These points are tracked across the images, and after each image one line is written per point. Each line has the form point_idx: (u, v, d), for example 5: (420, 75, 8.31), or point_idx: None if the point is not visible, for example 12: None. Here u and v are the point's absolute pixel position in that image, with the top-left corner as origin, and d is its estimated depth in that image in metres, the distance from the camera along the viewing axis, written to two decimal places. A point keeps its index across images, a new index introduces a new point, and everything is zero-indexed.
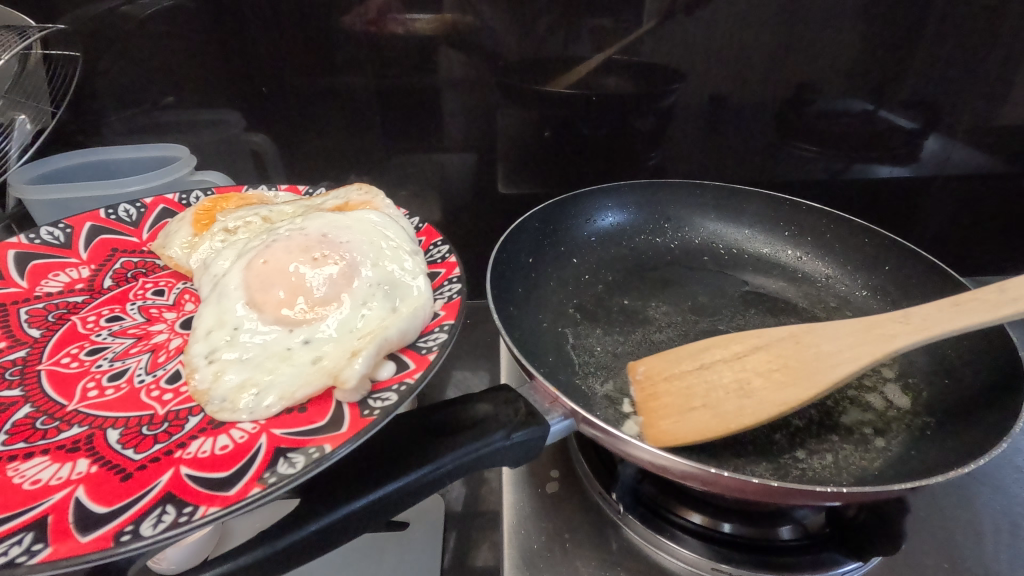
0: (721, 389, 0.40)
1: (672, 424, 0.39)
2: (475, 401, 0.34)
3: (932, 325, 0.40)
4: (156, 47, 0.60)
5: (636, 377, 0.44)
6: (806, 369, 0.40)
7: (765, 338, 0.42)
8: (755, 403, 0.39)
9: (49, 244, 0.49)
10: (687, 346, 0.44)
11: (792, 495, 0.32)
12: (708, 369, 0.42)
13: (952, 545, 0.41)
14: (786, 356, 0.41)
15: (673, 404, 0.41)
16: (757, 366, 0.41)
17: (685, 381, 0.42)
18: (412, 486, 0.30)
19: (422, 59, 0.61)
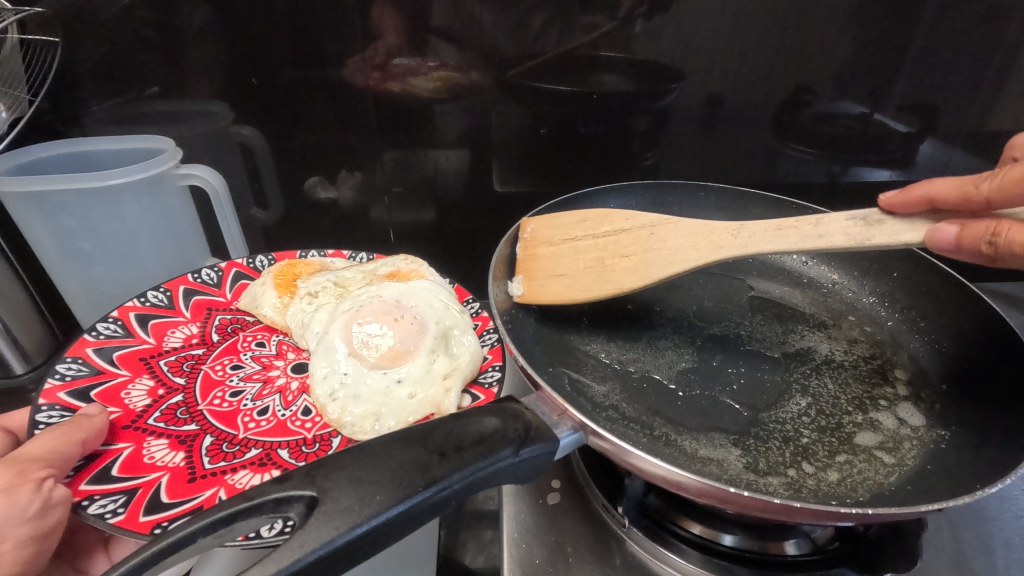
0: (579, 259, 0.47)
1: (534, 281, 0.47)
2: (480, 413, 0.30)
3: (755, 246, 0.44)
4: (137, 34, 0.57)
5: (524, 236, 0.49)
6: (641, 257, 0.46)
7: (630, 223, 0.48)
8: (598, 279, 0.46)
9: (157, 305, 0.58)
10: (573, 215, 0.49)
11: (800, 513, 0.30)
12: (577, 243, 0.48)
13: (963, 557, 0.40)
14: (638, 246, 0.47)
15: (536, 266, 0.48)
16: (610, 247, 0.47)
17: (553, 246, 0.48)
18: (418, 509, 0.26)
19: (414, 53, 0.59)
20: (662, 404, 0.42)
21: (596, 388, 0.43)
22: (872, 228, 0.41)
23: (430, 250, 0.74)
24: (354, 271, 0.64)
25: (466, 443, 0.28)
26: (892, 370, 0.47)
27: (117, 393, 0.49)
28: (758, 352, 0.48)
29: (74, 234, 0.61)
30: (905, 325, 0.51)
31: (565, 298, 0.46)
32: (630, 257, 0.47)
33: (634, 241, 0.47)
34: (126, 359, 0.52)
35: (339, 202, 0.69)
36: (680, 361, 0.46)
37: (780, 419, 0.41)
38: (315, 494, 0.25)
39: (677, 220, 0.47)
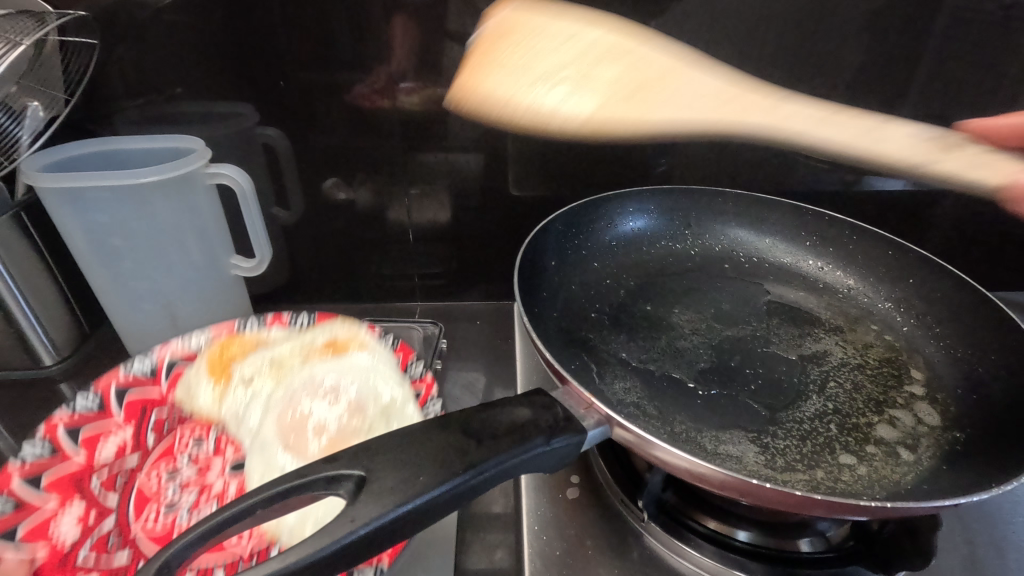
0: (557, 49, 0.51)
1: (480, 80, 0.49)
2: (514, 403, 0.32)
3: (782, 115, 0.52)
4: (168, 36, 0.59)
5: (500, 16, 0.51)
6: (656, 87, 0.52)
7: (646, 54, 0.53)
8: (575, 107, 0.50)
9: (88, 412, 0.48)
10: (549, 23, 0.51)
11: (816, 505, 0.31)
12: (554, 32, 0.51)
13: (975, 557, 0.41)
14: (657, 75, 0.52)
15: (574, 70, 0.51)
16: (597, 53, 0.51)
17: (543, 48, 0.50)
18: (457, 492, 0.27)
19: (435, 58, 0.61)
20: (681, 404, 0.43)
21: (616, 388, 0.44)
22: (948, 153, 0.51)
23: (448, 252, 0.75)
24: (293, 344, 0.56)
25: (500, 430, 0.30)
26: (907, 372, 0.48)
27: (44, 529, 0.40)
28: (775, 354, 0.49)
29: (105, 230, 0.62)
30: (919, 331, 0.52)
31: (518, 123, 0.49)
32: (649, 83, 0.52)
33: (650, 67, 0.52)
34: (55, 483, 0.43)
35: (356, 203, 0.70)
36: (698, 361, 0.47)
37: (796, 418, 0.42)
38: (363, 474, 0.27)
39: (697, 74, 0.53)
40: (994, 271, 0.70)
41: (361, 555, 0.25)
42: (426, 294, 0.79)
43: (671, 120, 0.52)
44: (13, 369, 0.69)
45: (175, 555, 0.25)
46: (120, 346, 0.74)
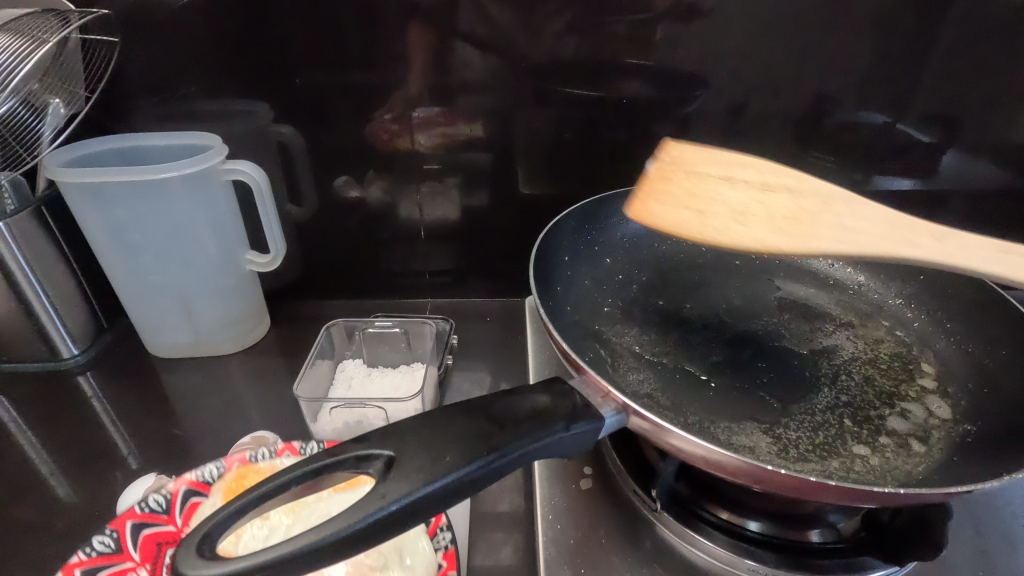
0: (740, 200, 0.50)
1: (661, 204, 0.49)
2: (533, 391, 0.32)
3: (950, 241, 0.48)
4: (186, 35, 0.61)
5: (667, 157, 0.51)
6: (821, 219, 0.50)
7: (801, 197, 0.50)
8: (721, 230, 0.48)
9: (103, 554, 0.40)
10: (726, 155, 0.51)
11: (829, 491, 0.32)
12: (734, 181, 0.50)
13: (984, 548, 0.42)
14: (804, 208, 0.50)
15: (752, 181, 0.50)
16: (772, 198, 0.50)
17: (708, 197, 0.49)
18: (479, 475, 0.28)
19: (448, 58, 0.61)
20: (694, 395, 0.43)
21: (630, 379, 0.45)
22: None
23: (459, 250, 0.76)
24: None
25: (520, 416, 0.31)
26: (917, 367, 0.49)
27: None
28: (786, 348, 0.49)
29: (125, 224, 0.64)
30: (929, 326, 0.53)
31: (691, 237, 0.47)
32: (794, 219, 0.49)
33: (806, 204, 0.50)
34: None
35: (369, 201, 0.71)
36: (710, 354, 0.48)
37: (808, 410, 0.43)
38: (392, 454, 0.28)
39: (859, 202, 0.50)
40: None
41: (389, 531, 0.26)
42: (437, 291, 0.80)
43: (820, 250, 0.48)
44: (32, 361, 0.70)
45: (216, 526, 0.26)
46: (136, 339, 0.75)
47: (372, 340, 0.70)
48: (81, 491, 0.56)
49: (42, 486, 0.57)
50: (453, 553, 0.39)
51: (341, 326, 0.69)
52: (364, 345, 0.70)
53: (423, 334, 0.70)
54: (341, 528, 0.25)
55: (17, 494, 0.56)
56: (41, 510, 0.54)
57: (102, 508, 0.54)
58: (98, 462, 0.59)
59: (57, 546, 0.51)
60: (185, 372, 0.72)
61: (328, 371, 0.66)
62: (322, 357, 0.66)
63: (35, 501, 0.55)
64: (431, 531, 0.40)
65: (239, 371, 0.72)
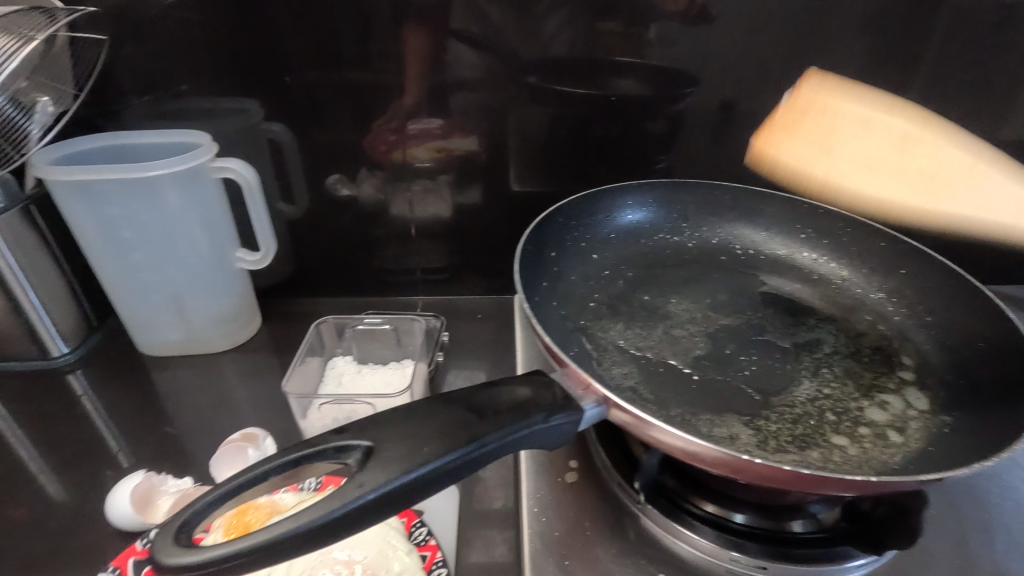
0: (879, 143, 0.54)
1: (790, 138, 0.54)
2: (513, 383, 0.33)
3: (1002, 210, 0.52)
4: (176, 34, 0.61)
5: (812, 85, 0.54)
6: (954, 180, 0.53)
7: (942, 151, 0.53)
8: (923, 193, 0.53)
9: None
10: (871, 93, 0.55)
11: (806, 480, 0.32)
12: (880, 120, 0.54)
13: (963, 539, 0.42)
14: (944, 163, 0.53)
15: (893, 137, 0.54)
16: (920, 156, 0.53)
17: (845, 133, 0.54)
18: (457, 465, 0.29)
19: (438, 56, 0.62)
20: (677, 388, 0.44)
21: (614, 373, 0.45)
22: None
23: (451, 247, 0.76)
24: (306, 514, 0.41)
25: (501, 407, 0.31)
26: (898, 359, 0.50)
27: None
28: (769, 341, 0.50)
29: (113, 222, 0.64)
30: (911, 320, 0.54)
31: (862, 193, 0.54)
32: (929, 173, 0.53)
33: (941, 162, 0.53)
34: None
35: (360, 198, 0.72)
36: (694, 348, 0.48)
37: (788, 402, 0.43)
38: (370, 445, 0.29)
39: (993, 173, 0.52)
40: (987, 264, 0.71)
41: (365, 519, 0.27)
42: (428, 288, 0.80)
43: (958, 207, 0.52)
44: (23, 361, 0.70)
45: (195, 514, 0.27)
46: (127, 337, 0.75)
47: (363, 337, 0.70)
48: (72, 488, 0.56)
49: (32, 484, 0.57)
50: (435, 543, 0.41)
51: (330, 324, 0.69)
52: (354, 341, 0.70)
53: (413, 330, 0.70)
54: (316, 514, 0.26)
55: (9, 493, 0.56)
56: (32, 508, 0.54)
57: (93, 505, 0.54)
58: (89, 461, 0.59)
59: (48, 544, 0.51)
60: (176, 370, 0.72)
61: (318, 368, 0.66)
62: (312, 354, 0.66)
63: (25, 498, 0.55)
64: (408, 530, 0.42)
65: (231, 369, 0.72)
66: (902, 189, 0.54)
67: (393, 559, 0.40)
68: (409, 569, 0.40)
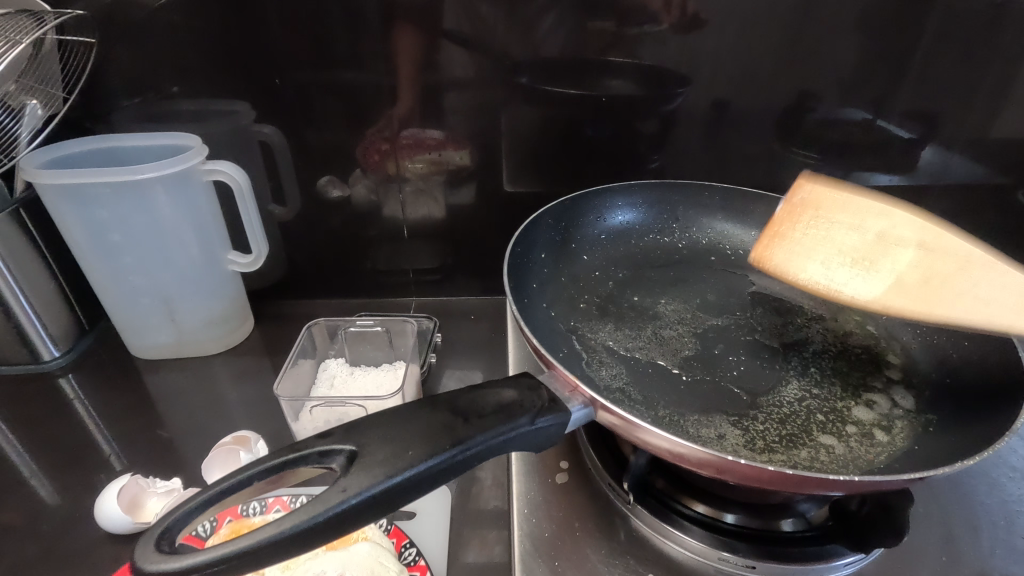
0: (871, 244, 0.50)
1: (782, 246, 0.52)
2: (498, 386, 0.33)
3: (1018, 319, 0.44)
4: (166, 36, 0.61)
5: (804, 194, 0.51)
6: (959, 279, 0.47)
7: (944, 248, 0.48)
8: (914, 292, 0.48)
9: None
10: (862, 205, 0.50)
11: (791, 481, 0.33)
12: (861, 242, 0.50)
13: (950, 535, 0.43)
14: (945, 270, 0.48)
15: (882, 233, 0.50)
16: (925, 264, 0.48)
17: (838, 217, 0.50)
18: (441, 468, 0.29)
19: (431, 57, 0.62)
20: (665, 388, 0.44)
21: (603, 374, 0.45)
22: None
23: (444, 248, 0.77)
24: None
25: (486, 410, 0.31)
26: (884, 359, 0.50)
27: None
28: (756, 341, 0.50)
29: (103, 226, 0.64)
30: (899, 319, 0.54)
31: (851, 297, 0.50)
32: (934, 282, 0.48)
33: (942, 263, 0.48)
34: None
35: (353, 199, 0.72)
36: (683, 349, 0.48)
37: (777, 402, 0.43)
38: (354, 449, 0.29)
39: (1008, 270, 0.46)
40: None
41: (349, 522, 0.27)
42: (422, 290, 0.81)
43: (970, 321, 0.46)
44: (14, 365, 0.70)
45: (176, 521, 0.27)
46: (120, 340, 0.75)
47: (355, 339, 0.70)
48: (64, 491, 0.56)
49: (23, 488, 0.57)
50: (423, 564, 0.41)
51: (322, 326, 0.69)
52: (347, 343, 0.70)
53: (405, 332, 0.69)
54: (300, 519, 0.26)
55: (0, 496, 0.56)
56: (24, 511, 0.54)
57: (85, 508, 0.54)
58: (81, 465, 0.59)
59: (39, 547, 0.51)
60: (169, 373, 0.72)
61: (311, 370, 0.66)
62: (304, 356, 0.66)
63: (16, 502, 0.55)
64: (397, 551, 0.42)
65: (223, 370, 0.72)
66: (896, 293, 0.49)
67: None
68: None
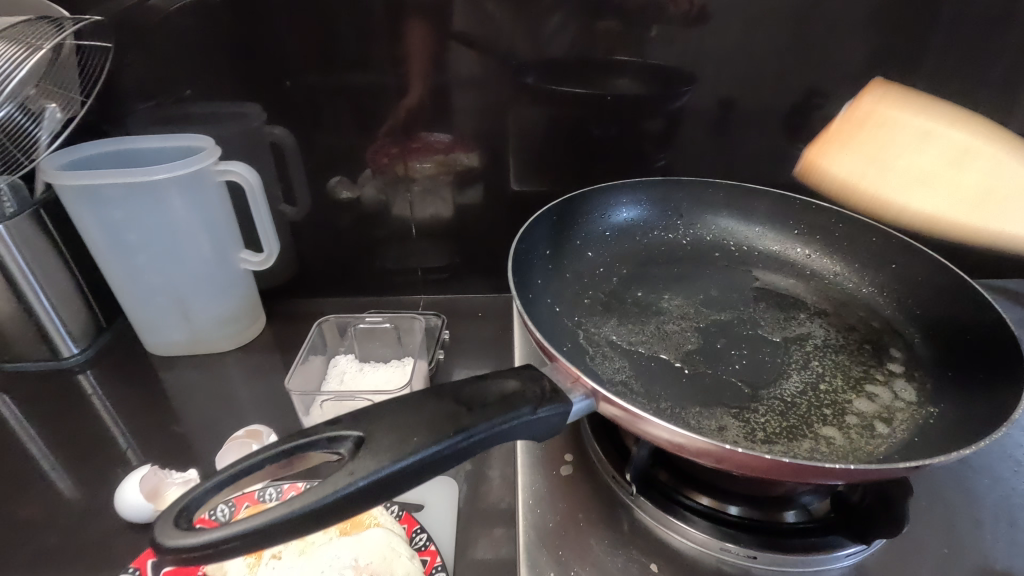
0: (923, 139, 0.55)
1: (840, 151, 0.56)
2: (501, 376, 0.34)
3: (1022, 220, 0.53)
4: (182, 40, 0.62)
5: (873, 96, 0.56)
6: (1002, 199, 0.53)
7: (993, 160, 0.53)
8: (958, 194, 0.54)
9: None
10: (922, 123, 0.55)
11: (789, 470, 0.33)
12: (933, 138, 0.54)
13: (951, 529, 0.43)
14: (991, 179, 0.53)
15: (950, 147, 0.54)
16: (960, 160, 0.54)
17: (901, 142, 0.55)
18: (444, 454, 0.30)
19: (441, 59, 0.63)
20: (667, 382, 0.45)
21: (605, 368, 0.46)
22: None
23: (452, 247, 0.78)
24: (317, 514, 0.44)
25: (490, 400, 0.32)
26: (886, 352, 0.50)
27: None
28: (756, 335, 0.50)
29: (119, 225, 0.65)
30: (901, 314, 0.54)
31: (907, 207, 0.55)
32: (982, 193, 0.54)
33: (1007, 174, 0.53)
34: None
35: (364, 198, 0.73)
36: (685, 343, 0.49)
37: (777, 396, 0.44)
38: (361, 434, 0.30)
39: None
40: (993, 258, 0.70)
41: (357, 504, 0.28)
42: (431, 288, 0.82)
43: None
44: (34, 362, 0.72)
45: (194, 500, 0.28)
46: (136, 337, 0.77)
47: (364, 336, 0.72)
48: (83, 484, 0.58)
49: (44, 481, 0.59)
50: (434, 548, 0.42)
51: (332, 323, 0.71)
52: (356, 340, 0.72)
53: (413, 329, 0.71)
54: (310, 499, 0.27)
55: (21, 489, 0.58)
56: (44, 502, 0.56)
57: (103, 500, 0.56)
58: (98, 458, 0.61)
59: (59, 537, 0.53)
60: (184, 369, 0.73)
61: (321, 366, 0.68)
62: (315, 352, 0.68)
63: (38, 494, 0.57)
64: (408, 536, 0.43)
65: (236, 368, 0.73)
66: (946, 201, 0.54)
67: (394, 562, 0.40)
68: (411, 572, 0.40)
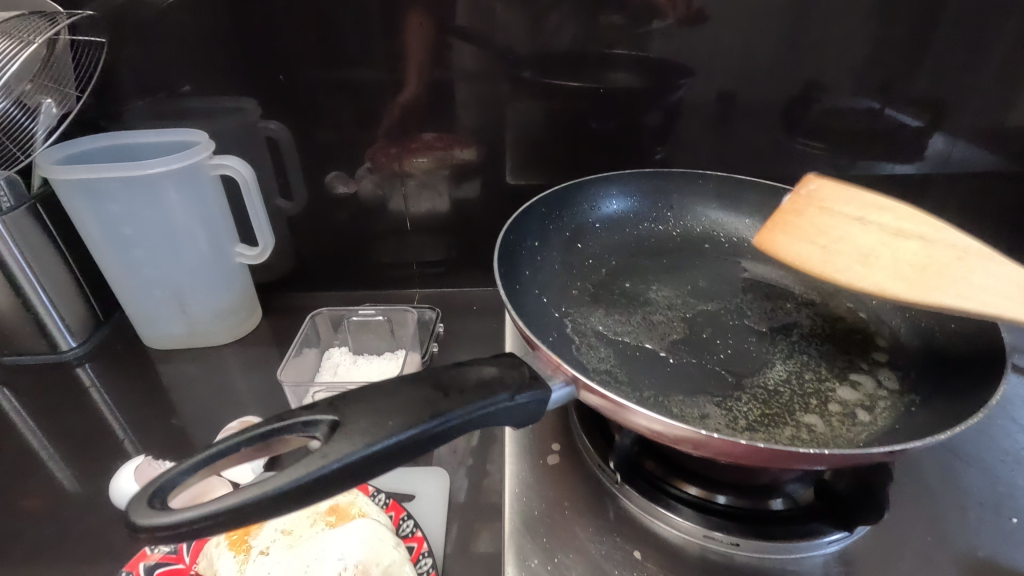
0: (872, 255, 0.50)
1: (785, 236, 0.53)
2: (480, 363, 0.35)
3: (974, 282, 0.46)
4: (178, 35, 0.63)
5: (812, 188, 0.54)
6: (948, 274, 0.47)
7: (902, 248, 0.50)
8: (897, 278, 0.48)
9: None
10: (862, 196, 0.53)
11: (766, 455, 0.33)
12: (864, 226, 0.51)
13: (937, 518, 0.43)
14: (932, 258, 0.49)
15: (881, 251, 0.50)
16: (904, 255, 0.49)
17: (836, 234, 0.52)
18: (420, 439, 0.30)
19: (437, 53, 0.63)
20: (652, 371, 0.45)
21: (590, 357, 0.46)
22: None
23: (448, 241, 0.78)
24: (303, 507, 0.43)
25: (469, 386, 0.33)
26: (873, 342, 0.50)
27: None
28: (743, 325, 0.51)
29: (115, 219, 0.66)
30: (890, 304, 0.54)
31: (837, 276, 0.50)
32: (919, 265, 0.49)
33: (936, 252, 0.49)
34: None
35: (360, 192, 0.73)
36: (671, 332, 0.49)
37: (760, 384, 0.44)
38: (336, 418, 0.30)
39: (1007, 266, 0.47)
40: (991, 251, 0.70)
41: (334, 487, 0.29)
42: (428, 282, 0.82)
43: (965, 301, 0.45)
44: (35, 355, 0.73)
45: (170, 480, 0.28)
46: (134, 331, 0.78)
47: (358, 329, 0.72)
48: (80, 474, 0.59)
49: (43, 470, 0.60)
50: (420, 535, 0.43)
51: (326, 316, 0.71)
52: (350, 333, 0.72)
53: (405, 322, 0.71)
54: (285, 477, 0.28)
55: (19, 478, 0.59)
56: (42, 491, 0.57)
57: (99, 489, 0.57)
58: (96, 449, 0.62)
59: (56, 525, 0.54)
60: (181, 362, 0.74)
61: (314, 358, 0.68)
62: (308, 345, 0.69)
63: (36, 484, 0.58)
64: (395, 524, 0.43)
65: (233, 361, 0.74)
66: (893, 282, 0.48)
67: (381, 553, 0.41)
68: (397, 561, 0.40)
